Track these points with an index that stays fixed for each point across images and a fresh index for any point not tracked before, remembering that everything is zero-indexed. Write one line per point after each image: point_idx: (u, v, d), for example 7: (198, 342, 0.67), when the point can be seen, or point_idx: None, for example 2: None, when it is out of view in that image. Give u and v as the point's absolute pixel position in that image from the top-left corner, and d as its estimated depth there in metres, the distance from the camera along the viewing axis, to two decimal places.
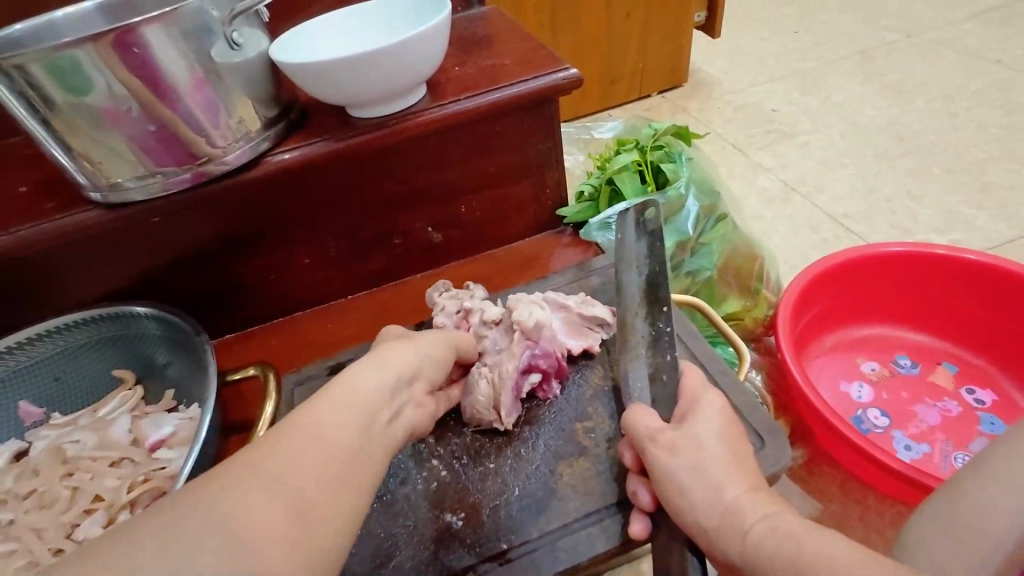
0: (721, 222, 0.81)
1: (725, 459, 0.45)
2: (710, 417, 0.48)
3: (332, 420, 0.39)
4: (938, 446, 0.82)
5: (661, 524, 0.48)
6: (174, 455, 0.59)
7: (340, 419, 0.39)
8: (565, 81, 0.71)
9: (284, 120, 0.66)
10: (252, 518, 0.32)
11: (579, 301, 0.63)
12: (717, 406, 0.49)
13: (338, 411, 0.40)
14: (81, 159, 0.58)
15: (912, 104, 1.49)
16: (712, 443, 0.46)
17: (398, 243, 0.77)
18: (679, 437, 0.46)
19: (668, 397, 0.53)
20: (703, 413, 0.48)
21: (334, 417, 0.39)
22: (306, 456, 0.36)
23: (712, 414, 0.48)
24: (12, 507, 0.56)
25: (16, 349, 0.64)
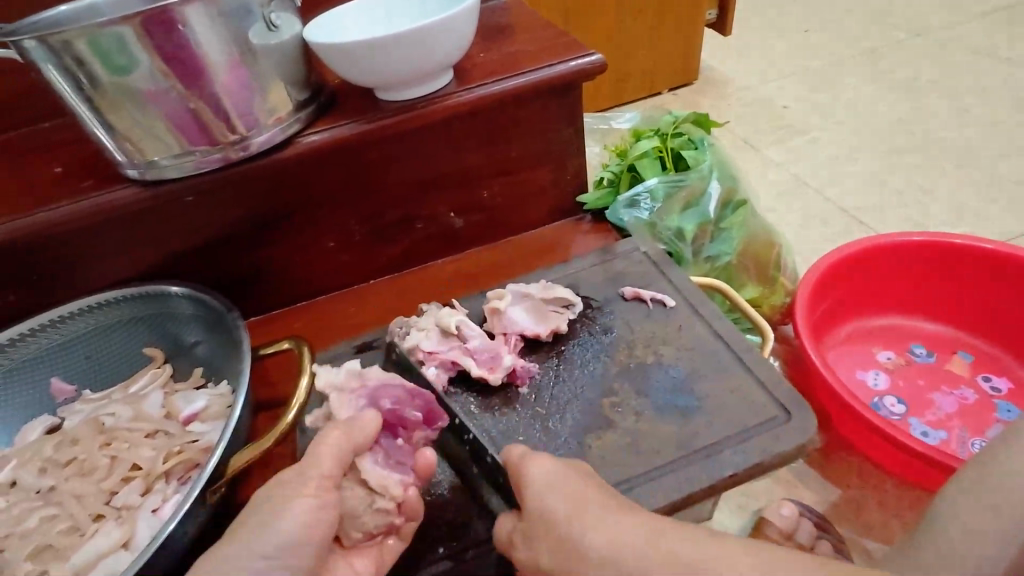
0: (741, 208, 0.82)
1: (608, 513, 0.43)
2: (548, 481, 0.45)
3: (547, 490, 0.45)
4: (955, 432, 0.83)
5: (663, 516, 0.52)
6: (207, 428, 0.60)
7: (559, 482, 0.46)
8: (586, 67, 0.72)
9: (314, 104, 0.68)
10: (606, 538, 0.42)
11: (540, 287, 0.65)
12: (541, 472, 0.46)
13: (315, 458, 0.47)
14: (121, 139, 0.59)
15: (923, 101, 1.50)
16: (559, 499, 0.44)
17: (421, 228, 0.79)
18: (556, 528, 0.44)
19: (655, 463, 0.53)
20: (536, 487, 0.45)
21: (558, 479, 0.46)
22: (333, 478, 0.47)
23: (543, 485, 0.45)
24: (51, 475, 0.57)
25: (52, 325, 0.65)
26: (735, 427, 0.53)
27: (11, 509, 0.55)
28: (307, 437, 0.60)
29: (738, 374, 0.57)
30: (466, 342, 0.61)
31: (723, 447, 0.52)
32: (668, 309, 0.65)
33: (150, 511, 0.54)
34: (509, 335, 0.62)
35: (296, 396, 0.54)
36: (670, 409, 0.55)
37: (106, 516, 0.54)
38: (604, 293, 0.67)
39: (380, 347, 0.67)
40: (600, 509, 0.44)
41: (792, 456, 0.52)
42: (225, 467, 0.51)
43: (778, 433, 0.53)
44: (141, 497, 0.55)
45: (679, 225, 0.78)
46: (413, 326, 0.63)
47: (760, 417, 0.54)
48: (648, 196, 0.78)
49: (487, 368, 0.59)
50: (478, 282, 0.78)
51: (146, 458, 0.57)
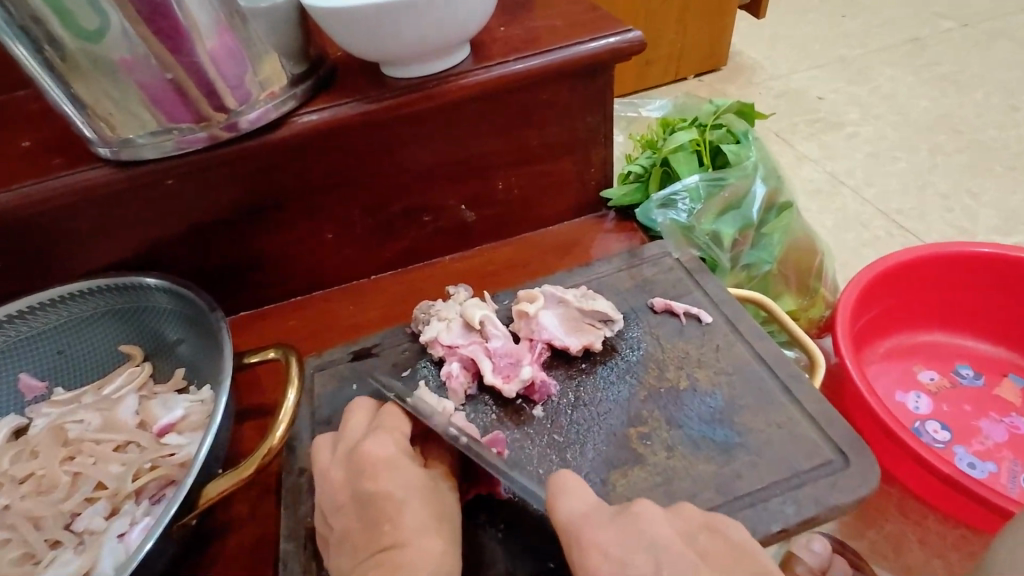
0: (785, 212, 0.74)
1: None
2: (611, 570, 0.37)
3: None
4: (1006, 465, 0.76)
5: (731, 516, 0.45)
6: (184, 441, 0.54)
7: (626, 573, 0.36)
8: (623, 45, 0.64)
9: (312, 78, 0.60)
10: None
11: (579, 295, 0.58)
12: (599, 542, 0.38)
13: (378, 468, 0.45)
14: (91, 111, 0.52)
15: (970, 97, 1.39)
16: None
17: (428, 221, 0.71)
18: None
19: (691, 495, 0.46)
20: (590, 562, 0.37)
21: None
22: (418, 516, 0.42)
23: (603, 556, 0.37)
24: (6, 492, 0.51)
25: (17, 318, 0.59)
26: (783, 472, 0.46)
27: None
28: (294, 455, 0.53)
29: (785, 407, 0.50)
30: (488, 340, 0.56)
31: (770, 494, 0.45)
32: (704, 325, 0.57)
33: (115, 537, 0.48)
34: (535, 342, 0.56)
35: (283, 411, 0.47)
36: (707, 444, 0.49)
37: (65, 542, 0.48)
38: (630, 304, 0.60)
39: (378, 355, 0.60)
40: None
41: (850, 508, 0.45)
42: (199, 494, 0.45)
43: (834, 480, 0.46)
44: (105, 520, 0.49)
45: (716, 229, 0.70)
46: (436, 314, 0.59)
47: (813, 459, 0.47)
48: (686, 196, 0.71)
49: (503, 376, 0.54)
50: (488, 282, 0.71)
51: (112, 476, 0.51)
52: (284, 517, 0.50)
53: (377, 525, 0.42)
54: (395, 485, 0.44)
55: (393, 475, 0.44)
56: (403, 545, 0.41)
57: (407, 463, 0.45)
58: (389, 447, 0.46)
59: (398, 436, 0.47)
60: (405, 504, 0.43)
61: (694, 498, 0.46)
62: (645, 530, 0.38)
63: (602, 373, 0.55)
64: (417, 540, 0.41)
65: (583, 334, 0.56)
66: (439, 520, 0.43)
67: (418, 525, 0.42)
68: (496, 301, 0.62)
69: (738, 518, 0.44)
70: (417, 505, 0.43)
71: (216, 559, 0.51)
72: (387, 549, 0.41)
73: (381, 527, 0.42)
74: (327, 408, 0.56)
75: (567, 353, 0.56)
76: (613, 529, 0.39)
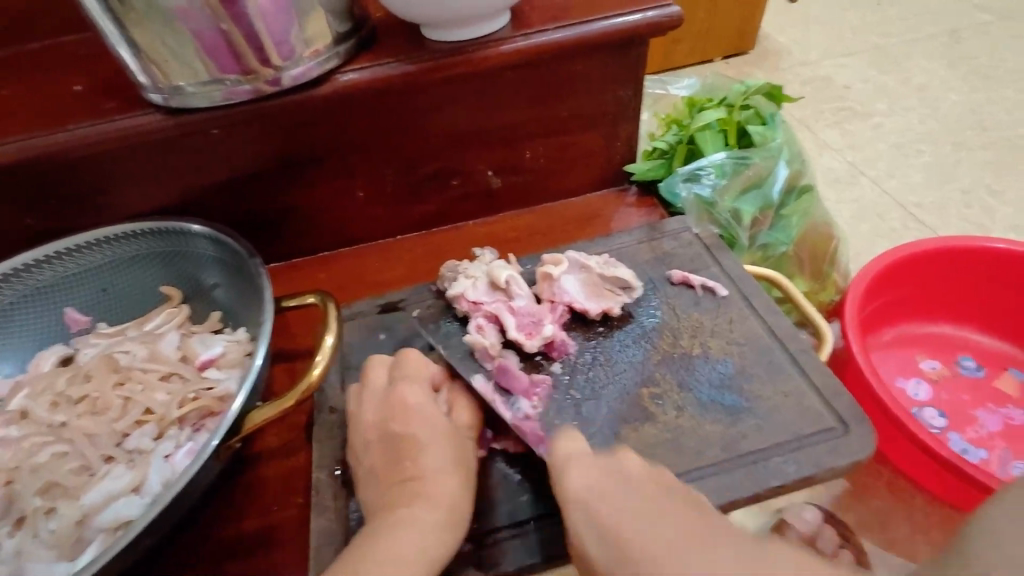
0: (805, 194, 0.76)
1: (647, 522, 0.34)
2: (582, 495, 0.40)
3: (586, 507, 0.38)
4: (997, 453, 0.79)
5: (738, 468, 0.48)
6: (223, 376, 0.58)
7: (593, 494, 0.39)
8: (660, 20, 0.65)
9: (355, 37, 0.61)
10: (620, 523, 0.35)
11: (601, 262, 0.60)
12: (584, 476, 0.42)
13: (408, 412, 0.51)
14: (146, 59, 0.54)
15: (1001, 93, 1.38)
16: (597, 530, 0.36)
17: (456, 185, 0.74)
18: (603, 485, 0.40)
19: (698, 449, 0.50)
20: (579, 469, 0.42)
21: (590, 497, 0.39)
22: (439, 458, 0.48)
23: (587, 472, 0.42)
24: (63, 410, 0.55)
25: (67, 254, 0.62)
26: (787, 435, 0.50)
27: (21, 441, 0.53)
28: (325, 396, 0.57)
29: (792, 377, 0.53)
30: (512, 299, 0.59)
31: (772, 454, 0.49)
32: (719, 298, 0.60)
33: (162, 457, 0.52)
34: (556, 304, 0.58)
35: (321, 352, 0.50)
36: (715, 407, 0.52)
37: (117, 458, 0.53)
38: (649, 274, 0.63)
39: (405, 309, 0.63)
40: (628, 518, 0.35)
41: (845, 471, 0.49)
42: (243, 421, 0.48)
43: (833, 445, 0.49)
44: (152, 442, 0.53)
45: (736, 207, 0.72)
46: (463, 272, 0.62)
47: (815, 425, 0.50)
48: (710, 171, 0.72)
49: (526, 333, 0.57)
50: (511, 247, 0.73)
51: (159, 403, 0.55)
52: (315, 449, 0.54)
53: (401, 462, 0.48)
54: (419, 429, 0.50)
55: (418, 422, 0.50)
56: (421, 480, 0.46)
57: (433, 411, 0.51)
58: (418, 396, 0.52)
59: (423, 387, 0.53)
60: (426, 448, 0.48)
61: (700, 454, 0.49)
62: (618, 463, 0.42)
63: (617, 337, 0.58)
64: (434, 476, 0.47)
65: (602, 301, 0.59)
66: (457, 465, 0.48)
67: (437, 466, 0.47)
68: (521, 266, 0.64)
69: (740, 475, 0.48)
70: (437, 448, 0.48)
71: (250, 483, 0.55)
72: (407, 482, 0.47)
73: (404, 462, 0.48)
74: (357, 355, 0.60)
75: (586, 317, 0.58)
76: (594, 462, 0.43)
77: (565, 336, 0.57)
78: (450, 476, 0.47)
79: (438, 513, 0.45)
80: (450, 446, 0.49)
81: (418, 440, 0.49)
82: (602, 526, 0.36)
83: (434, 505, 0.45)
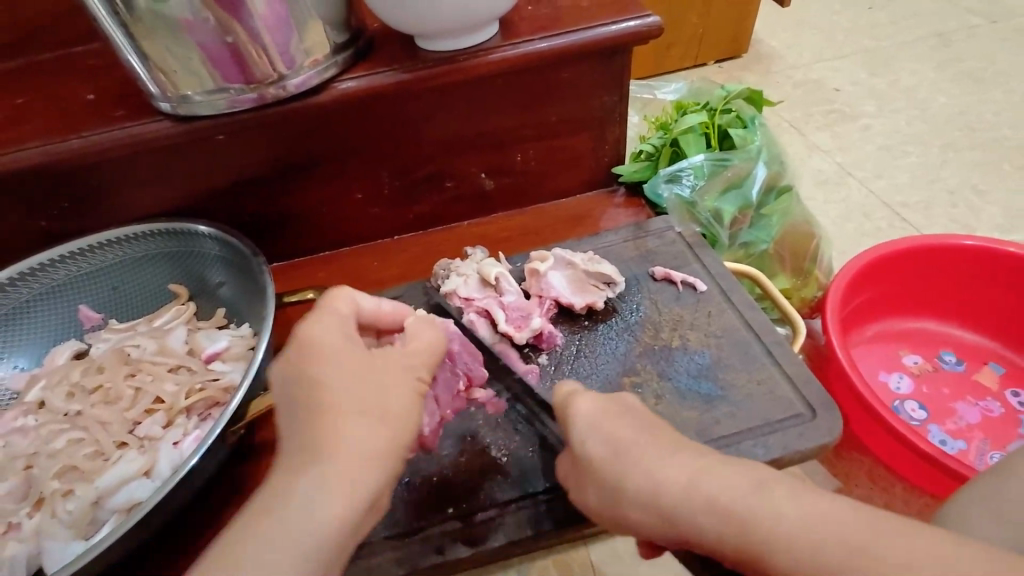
0: (784, 194, 0.79)
1: (648, 441, 0.43)
2: (594, 418, 0.45)
3: (594, 428, 0.45)
4: (976, 444, 0.81)
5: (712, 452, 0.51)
6: (228, 368, 0.61)
7: (600, 423, 0.45)
8: (642, 29, 0.68)
9: (353, 47, 0.65)
10: (629, 437, 0.43)
11: (586, 258, 0.63)
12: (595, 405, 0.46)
13: (319, 353, 0.46)
14: (155, 69, 0.58)
15: (988, 95, 1.40)
16: (597, 441, 0.44)
17: (450, 187, 0.77)
18: (614, 408, 0.46)
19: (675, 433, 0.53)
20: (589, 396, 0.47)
21: (598, 421, 0.45)
22: (351, 399, 0.44)
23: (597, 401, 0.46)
24: (78, 401, 0.59)
25: (81, 253, 0.66)
26: (758, 421, 0.53)
27: (39, 429, 0.57)
28: None
29: (765, 366, 0.56)
30: (501, 295, 0.62)
31: (744, 438, 0.52)
32: (699, 293, 0.63)
33: (171, 443, 0.56)
34: (543, 298, 0.62)
35: None
36: (692, 395, 0.55)
37: (129, 444, 0.56)
38: (632, 271, 0.66)
39: (400, 305, 0.66)
40: (634, 437, 0.43)
41: (814, 454, 0.51)
42: (246, 408, 0.51)
43: (802, 429, 0.52)
44: (162, 429, 0.57)
45: (717, 206, 0.76)
46: (455, 270, 0.65)
47: (786, 412, 0.53)
48: (691, 172, 0.76)
49: (515, 326, 0.60)
50: (503, 246, 0.77)
51: (168, 393, 0.58)
52: None
53: (310, 404, 0.44)
54: (328, 372, 0.45)
55: (330, 363, 0.45)
56: (335, 430, 0.42)
57: (347, 349, 0.46)
58: (327, 332, 0.47)
59: (339, 324, 0.48)
60: (337, 389, 0.44)
61: None
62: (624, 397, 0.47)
63: (601, 330, 0.61)
64: (346, 421, 0.43)
65: (586, 294, 0.62)
66: (378, 410, 0.44)
67: (351, 409, 0.43)
68: (511, 263, 0.68)
69: None
70: (349, 388, 0.44)
71: (253, 469, 0.58)
72: (318, 426, 0.43)
73: (313, 405, 0.44)
74: None
75: (572, 311, 0.61)
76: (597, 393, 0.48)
77: (552, 328, 0.60)
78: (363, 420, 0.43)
79: (356, 465, 0.42)
80: (367, 384, 0.45)
81: (327, 381, 0.44)
82: (610, 440, 0.43)
83: (349, 456, 0.42)
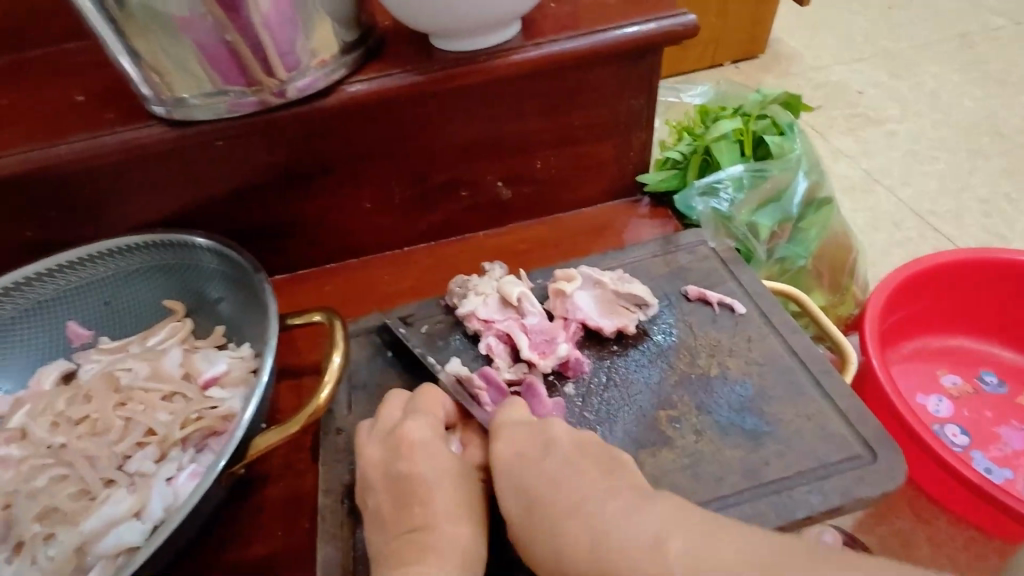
0: (824, 207, 0.74)
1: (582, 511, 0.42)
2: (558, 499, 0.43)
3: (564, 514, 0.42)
4: (1023, 473, 0.76)
5: (763, 499, 0.46)
6: (226, 395, 0.56)
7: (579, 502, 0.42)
8: (674, 28, 0.63)
9: (363, 47, 0.60)
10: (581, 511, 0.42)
11: (615, 278, 0.59)
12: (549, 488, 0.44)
13: (413, 451, 0.47)
14: (149, 70, 0.53)
15: (1017, 99, 1.35)
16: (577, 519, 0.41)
17: (465, 196, 0.72)
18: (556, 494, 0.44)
19: (720, 475, 0.48)
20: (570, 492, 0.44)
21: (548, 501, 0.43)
22: (448, 502, 0.44)
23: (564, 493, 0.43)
24: (63, 432, 0.54)
25: (69, 268, 0.61)
26: (812, 463, 0.48)
27: (20, 463, 0.52)
28: (332, 416, 0.55)
29: (815, 400, 0.51)
30: (523, 317, 0.57)
31: (796, 483, 0.47)
32: (737, 316, 0.58)
33: (164, 480, 0.51)
34: (570, 321, 0.57)
35: (328, 373, 0.48)
36: (736, 432, 0.50)
37: (118, 481, 0.51)
38: (664, 290, 0.61)
39: (412, 325, 0.61)
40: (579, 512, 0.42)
41: (874, 501, 0.47)
42: (247, 446, 0.46)
43: (861, 473, 0.47)
44: (154, 464, 0.52)
45: (754, 220, 0.71)
46: (473, 288, 0.60)
47: (843, 453, 0.48)
48: (729, 184, 0.71)
49: (539, 353, 0.55)
50: (521, 261, 0.72)
51: (161, 423, 0.54)
52: (321, 473, 0.52)
53: (408, 507, 0.44)
54: (427, 469, 0.46)
55: (427, 459, 0.46)
56: (430, 529, 0.42)
57: (441, 446, 0.47)
58: (424, 430, 0.48)
59: (435, 422, 0.49)
60: (434, 487, 0.45)
61: (721, 482, 0.47)
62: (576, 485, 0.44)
63: (632, 356, 0.56)
64: (444, 521, 0.43)
65: (617, 316, 0.57)
66: (475, 515, 0.44)
67: (447, 510, 0.43)
68: (531, 281, 0.63)
69: (762, 505, 0.46)
70: (446, 489, 0.45)
71: (254, 507, 0.54)
72: (415, 529, 0.43)
73: (411, 506, 0.44)
74: (363, 373, 0.58)
75: (602, 335, 0.57)
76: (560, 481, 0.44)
77: (580, 355, 0.55)
78: (458, 522, 0.43)
79: (453, 563, 0.41)
80: (461, 486, 0.45)
81: (426, 479, 0.45)
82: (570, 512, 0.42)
83: (445, 555, 0.41)
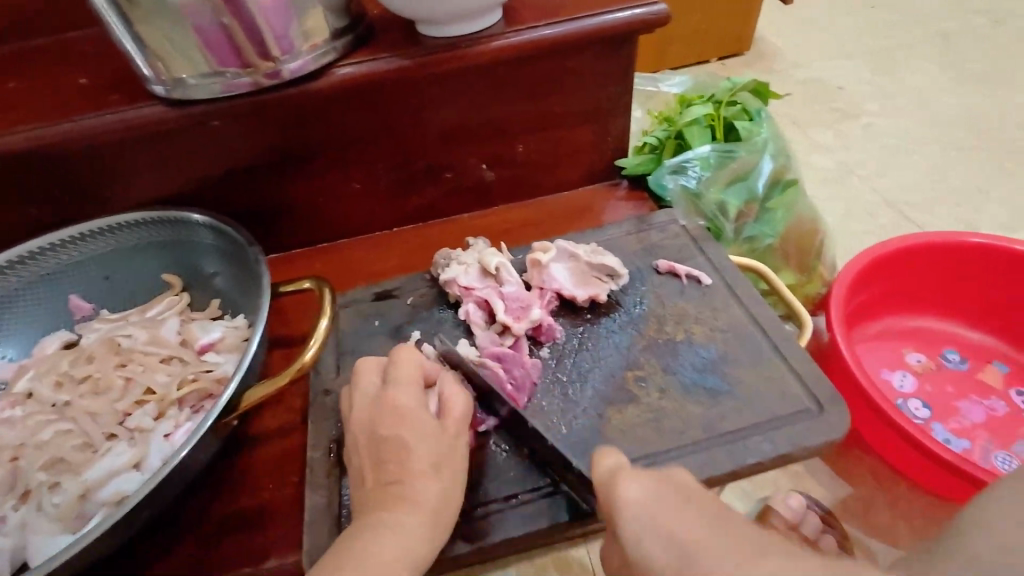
0: (790, 188, 0.78)
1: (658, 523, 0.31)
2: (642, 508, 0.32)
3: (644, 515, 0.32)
4: (979, 443, 0.80)
5: (718, 447, 0.50)
6: (221, 359, 0.59)
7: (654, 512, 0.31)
8: (647, 17, 0.67)
9: (352, 33, 0.63)
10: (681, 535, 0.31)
11: (589, 250, 0.62)
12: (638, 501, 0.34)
13: (397, 413, 0.47)
14: (149, 52, 0.56)
15: (991, 95, 1.40)
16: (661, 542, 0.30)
17: (450, 178, 0.75)
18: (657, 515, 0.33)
19: (681, 428, 0.51)
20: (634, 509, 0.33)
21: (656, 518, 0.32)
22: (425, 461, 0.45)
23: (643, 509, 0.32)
24: (66, 391, 0.57)
25: (72, 242, 0.64)
26: (765, 416, 0.52)
27: (27, 420, 0.55)
28: (321, 378, 0.59)
29: (772, 362, 0.55)
30: (501, 285, 0.61)
31: (751, 434, 0.51)
32: (703, 287, 0.62)
33: (162, 436, 0.54)
34: (545, 290, 0.60)
35: (316, 333, 0.52)
36: (697, 390, 0.54)
37: (118, 436, 0.54)
38: (635, 264, 0.64)
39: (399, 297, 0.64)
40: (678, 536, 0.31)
41: (821, 449, 0.50)
42: (239, 400, 0.50)
43: (810, 425, 0.51)
44: (153, 421, 0.55)
45: (723, 198, 0.75)
46: (455, 259, 0.63)
47: (795, 408, 0.52)
48: (697, 164, 0.75)
49: (514, 317, 0.59)
50: (502, 239, 0.75)
51: (160, 384, 0.57)
52: (311, 429, 0.56)
53: (386, 465, 0.46)
54: (408, 431, 0.46)
55: (408, 424, 0.47)
56: (404, 484, 0.44)
57: (423, 412, 0.48)
58: (410, 398, 0.48)
59: (419, 386, 0.49)
60: (413, 447, 0.46)
61: (682, 433, 0.51)
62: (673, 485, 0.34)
63: (604, 323, 0.59)
64: (420, 478, 0.45)
65: (590, 285, 0.61)
66: (449, 474, 0.46)
67: (423, 468, 0.45)
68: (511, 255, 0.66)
69: (718, 453, 0.50)
70: (424, 450, 0.46)
71: (247, 463, 0.57)
72: (391, 484, 0.45)
73: (387, 463, 0.46)
74: (351, 340, 0.62)
75: (575, 304, 0.60)
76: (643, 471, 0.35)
77: (552, 321, 0.58)
78: (433, 479, 0.45)
79: (421, 518, 0.43)
80: (438, 447, 0.46)
81: (405, 441, 0.46)
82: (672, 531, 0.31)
83: (417, 508, 0.43)
